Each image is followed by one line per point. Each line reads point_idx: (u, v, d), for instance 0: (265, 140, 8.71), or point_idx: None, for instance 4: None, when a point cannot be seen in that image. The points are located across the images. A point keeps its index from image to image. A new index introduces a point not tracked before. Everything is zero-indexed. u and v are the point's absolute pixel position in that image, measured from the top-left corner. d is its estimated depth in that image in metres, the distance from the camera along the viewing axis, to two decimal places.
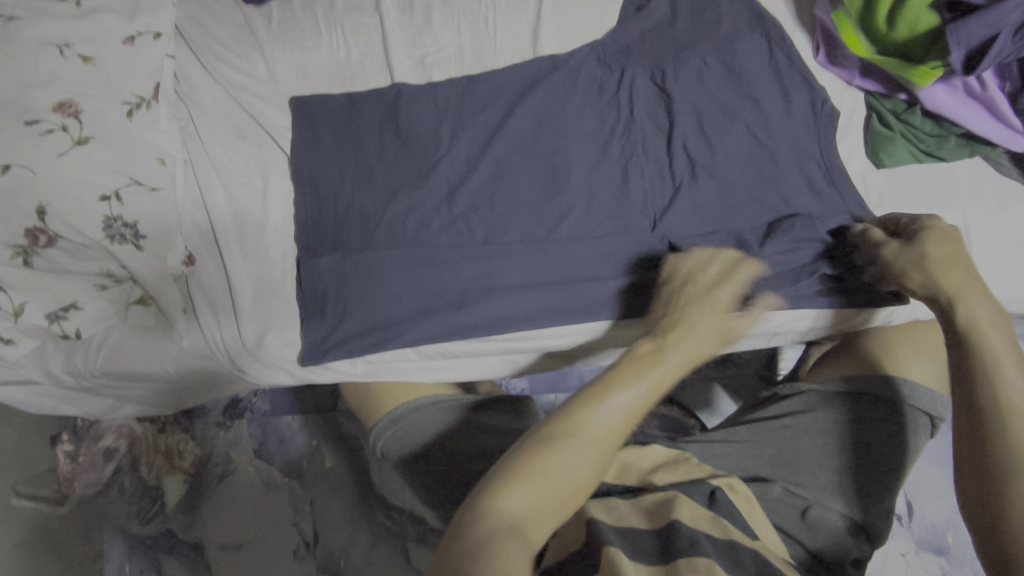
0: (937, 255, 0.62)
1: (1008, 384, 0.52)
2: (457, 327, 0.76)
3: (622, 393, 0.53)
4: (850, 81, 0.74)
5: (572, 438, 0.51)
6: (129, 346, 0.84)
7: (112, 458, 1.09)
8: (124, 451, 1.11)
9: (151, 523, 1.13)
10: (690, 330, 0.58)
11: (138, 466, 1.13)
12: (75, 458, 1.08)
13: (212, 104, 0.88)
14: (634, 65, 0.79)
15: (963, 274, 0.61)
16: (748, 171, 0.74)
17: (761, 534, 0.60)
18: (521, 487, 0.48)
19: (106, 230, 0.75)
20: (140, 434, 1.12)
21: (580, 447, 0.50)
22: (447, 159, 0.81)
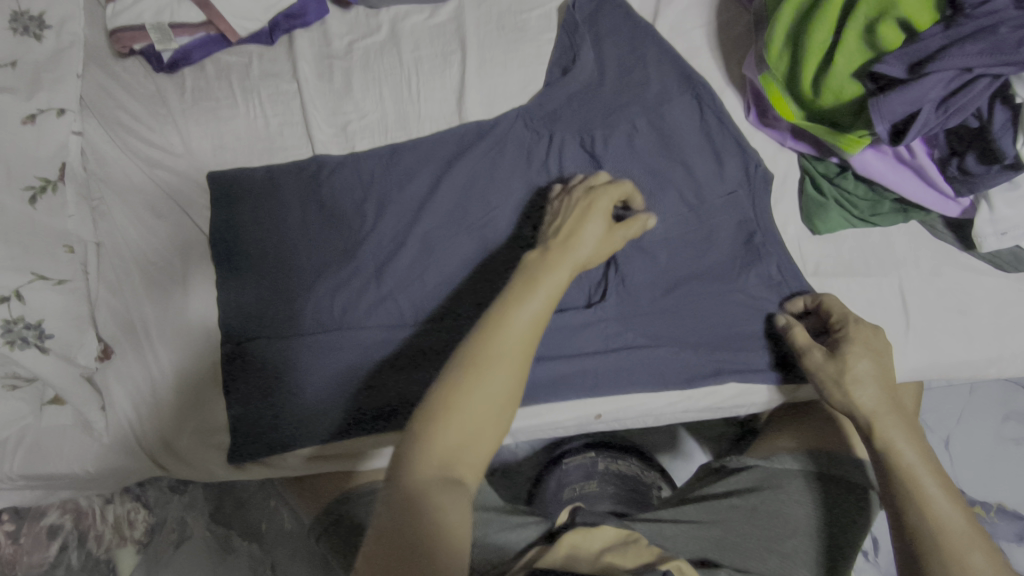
0: (860, 369, 0.61)
1: (931, 502, 0.53)
2: (394, 414, 0.75)
3: (523, 309, 0.53)
4: (783, 142, 0.72)
5: (487, 376, 0.50)
6: (47, 446, 0.79)
7: (58, 535, 0.98)
8: (70, 526, 1.00)
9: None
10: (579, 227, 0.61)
11: (86, 541, 1.02)
12: (17, 540, 0.95)
13: (125, 181, 0.83)
14: (563, 130, 0.76)
15: (880, 391, 0.60)
16: (684, 241, 0.71)
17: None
18: (452, 423, 0.49)
19: (4, 335, 0.71)
20: (86, 507, 1.02)
21: (498, 377, 0.50)
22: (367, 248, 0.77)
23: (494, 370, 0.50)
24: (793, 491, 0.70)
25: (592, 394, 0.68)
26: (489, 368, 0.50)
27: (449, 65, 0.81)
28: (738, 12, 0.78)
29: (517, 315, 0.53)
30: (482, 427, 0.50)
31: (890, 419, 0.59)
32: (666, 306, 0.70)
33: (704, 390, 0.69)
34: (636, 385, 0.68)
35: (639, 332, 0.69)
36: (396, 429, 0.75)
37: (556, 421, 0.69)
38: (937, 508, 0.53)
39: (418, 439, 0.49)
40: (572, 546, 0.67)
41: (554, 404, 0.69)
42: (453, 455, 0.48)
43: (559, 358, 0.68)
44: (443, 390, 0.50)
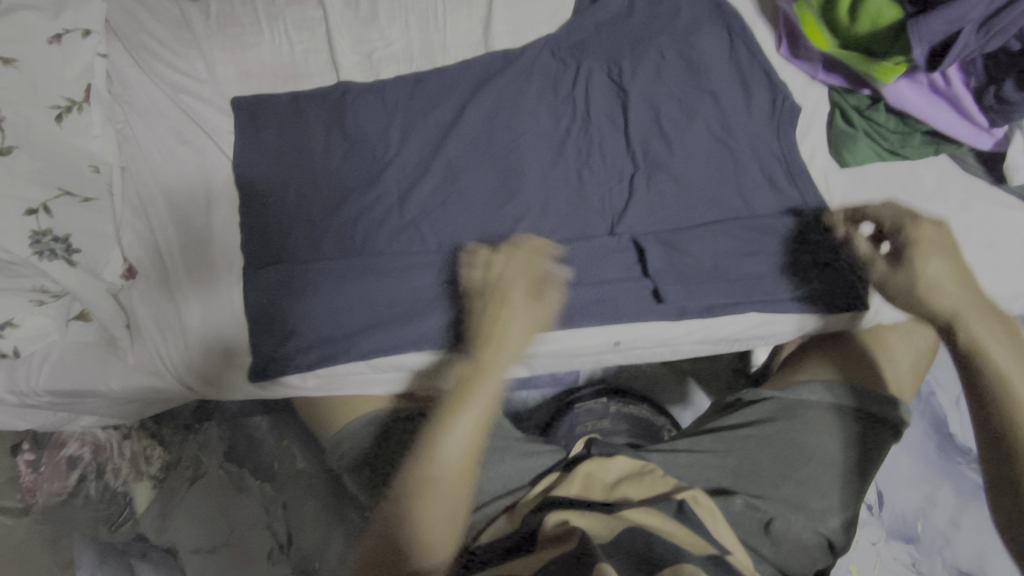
0: (937, 270, 0.54)
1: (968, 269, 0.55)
2: (410, 339, 0.74)
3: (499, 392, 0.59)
4: (813, 75, 0.71)
5: (469, 447, 0.56)
6: (70, 363, 0.80)
7: (76, 466, 1.08)
8: (89, 459, 1.09)
9: (120, 531, 1.07)
10: (498, 337, 0.61)
11: (105, 473, 1.09)
12: (37, 469, 1.06)
13: (150, 106, 0.83)
14: (590, 60, 0.75)
15: (958, 288, 0.54)
16: (710, 172, 0.71)
17: (729, 547, 0.60)
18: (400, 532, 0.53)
19: (33, 246, 0.71)
20: (104, 441, 1.10)
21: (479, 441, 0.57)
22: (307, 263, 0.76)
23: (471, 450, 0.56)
24: (806, 419, 0.70)
25: (607, 322, 0.69)
26: (465, 446, 0.56)
27: None
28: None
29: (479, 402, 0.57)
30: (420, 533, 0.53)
31: (933, 256, 0.55)
32: (690, 236, 0.70)
33: (723, 317, 0.69)
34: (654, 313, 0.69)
35: (666, 259, 0.69)
36: (415, 350, 0.74)
37: (574, 346, 0.71)
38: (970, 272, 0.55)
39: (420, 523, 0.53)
40: (588, 474, 0.67)
41: (573, 329, 0.70)
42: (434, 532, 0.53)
43: (580, 284, 0.70)
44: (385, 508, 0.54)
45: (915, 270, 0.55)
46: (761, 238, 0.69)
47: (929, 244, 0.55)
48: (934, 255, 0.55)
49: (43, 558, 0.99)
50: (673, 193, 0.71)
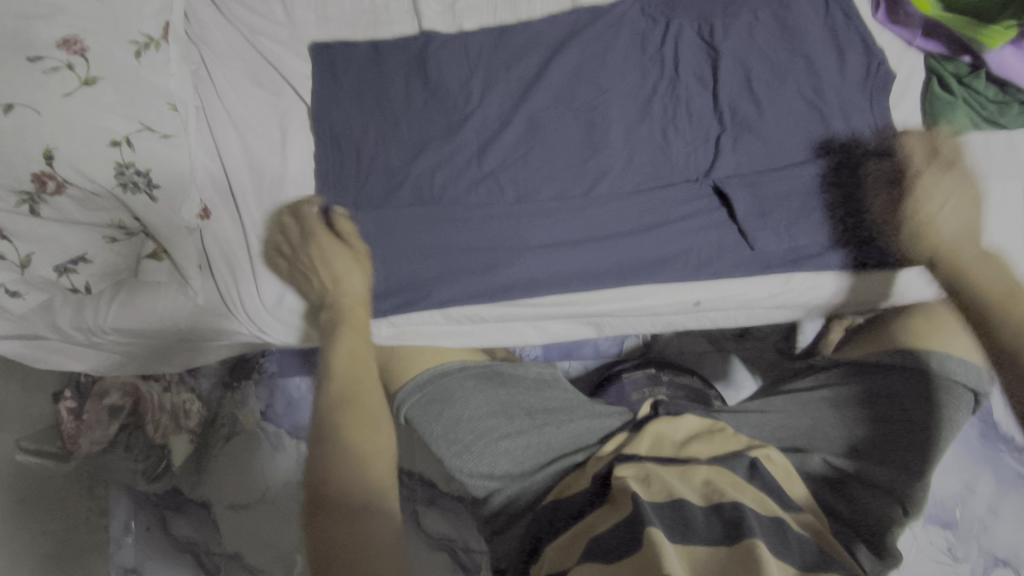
0: (936, 209, 0.59)
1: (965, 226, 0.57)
2: (488, 289, 0.72)
3: (329, 381, 0.58)
4: (911, 41, 0.72)
5: (355, 422, 0.54)
6: (139, 303, 0.81)
7: (118, 416, 1.03)
8: (130, 411, 1.05)
9: (158, 481, 1.05)
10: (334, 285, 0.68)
11: (144, 426, 1.05)
12: (79, 416, 1.02)
13: (226, 48, 0.82)
14: (680, 18, 0.75)
15: (952, 234, 0.56)
16: (801, 132, 0.70)
17: (804, 505, 0.59)
18: (358, 453, 0.52)
19: (117, 178, 0.71)
20: (145, 393, 1.04)
21: (362, 418, 0.54)
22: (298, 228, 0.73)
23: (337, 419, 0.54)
24: (875, 385, 0.70)
25: (686, 278, 0.69)
26: (329, 422, 0.54)
27: None
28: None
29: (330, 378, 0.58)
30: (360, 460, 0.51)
31: (933, 201, 0.59)
32: (781, 197, 0.69)
33: (807, 274, 0.68)
34: (739, 270, 0.69)
35: (757, 211, 0.68)
36: (490, 301, 0.72)
37: (652, 304, 0.71)
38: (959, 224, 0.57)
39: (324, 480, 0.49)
40: (657, 434, 0.66)
41: (656, 284, 0.70)
42: (367, 482, 0.50)
43: (662, 237, 0.70)
44: (355, 432, 0.53)
45: (916, 208, 0.60)
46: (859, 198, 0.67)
47: (928, 190, 0.60)
48: (935, 198, 0.59)
49: (79, 502, 1.03)
50: (762, 153, 0.70)
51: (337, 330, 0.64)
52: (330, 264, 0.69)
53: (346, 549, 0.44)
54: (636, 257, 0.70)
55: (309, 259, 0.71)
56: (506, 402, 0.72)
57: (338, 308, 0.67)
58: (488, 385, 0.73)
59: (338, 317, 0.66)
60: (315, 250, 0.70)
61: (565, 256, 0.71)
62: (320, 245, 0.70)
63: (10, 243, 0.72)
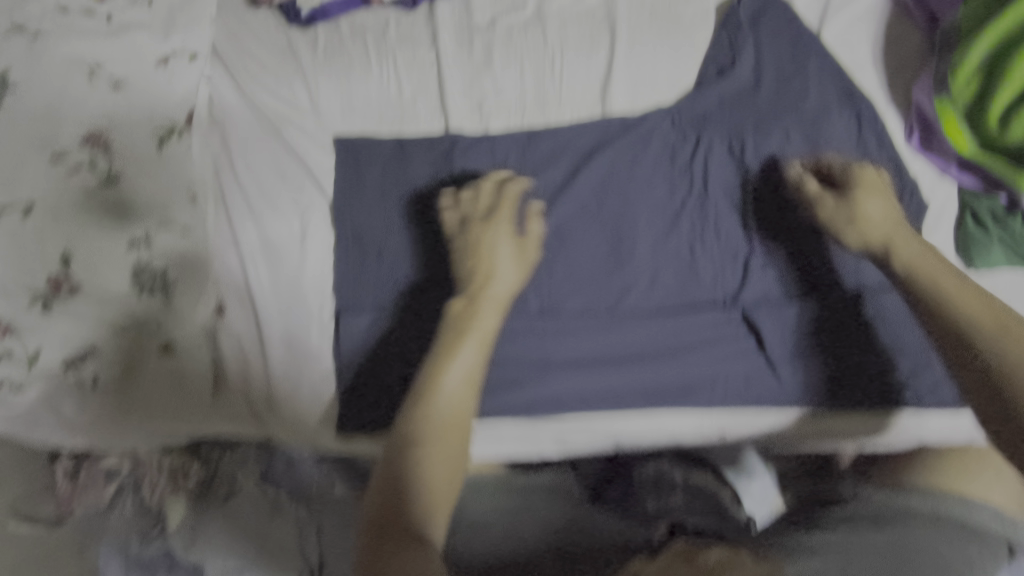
0: (873, 210, 0.66)
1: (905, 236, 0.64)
2: (517, 408, 0.71)
3: (442, 366, 0.57)
4: (945, 170, 0.72)
5: (439, 446, 0.53)
6: (149, 398, 0.76)
7: (114, 479, 0.95)
8: (127, 471, 0.96)
9: (150, 544, 0.97)
10: (487, 276, 0.66)
11: (141, 488, 0.96)
12: (75, 476, 0.94)
13: (249, 134, 0.79)
14: (711, 132, 0.75)
15: (885, 220, 0.65)
16: (824, 259, 0.73)
17: None
18: (434, 466, 0.52)
19: (133, 282, 0.71)
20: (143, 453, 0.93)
21: (452, 435, 0.54)
22: (448, 207, 0.72)
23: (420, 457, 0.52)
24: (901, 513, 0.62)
25: (710, 405, 0.70)
26: (413, 446, 0.52)
27: (596, 51, 0.78)
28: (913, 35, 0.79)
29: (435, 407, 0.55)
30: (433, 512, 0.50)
31: (871, 199, 0.67)
32: (801, 330, 0.71)
33: (829, 411, 0.71)
34: (762, 398, 0.70)
35: (782, 345, 0.71)
36: (513, 419, 0.72)
37: (671, 427, 0.71)
38: (903, 234, 0.64)
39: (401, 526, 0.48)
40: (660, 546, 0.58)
41: (681, 408, 0.70)
42: (426, 501, 0.50)
43: (690, 363, 0.71)
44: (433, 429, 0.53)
45: (856, 209, 0.66)
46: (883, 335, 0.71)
47: (869, 190, 0.67)
48: (871, 199, 0.67)
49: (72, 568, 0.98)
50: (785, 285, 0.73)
51: (470, 326, 0.61)
52: (495, 257, 0.67)
53: None
54: (662, 380, 0.71)
55: (461, 252, 0.68)
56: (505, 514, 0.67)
57: (484, 315, 0.62)
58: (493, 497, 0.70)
59: (487, 324, 0.62)
60: (471, 248, 0.68)
61: (590, 374, 0.71)
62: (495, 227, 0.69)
63: (18, 339, 0.70)
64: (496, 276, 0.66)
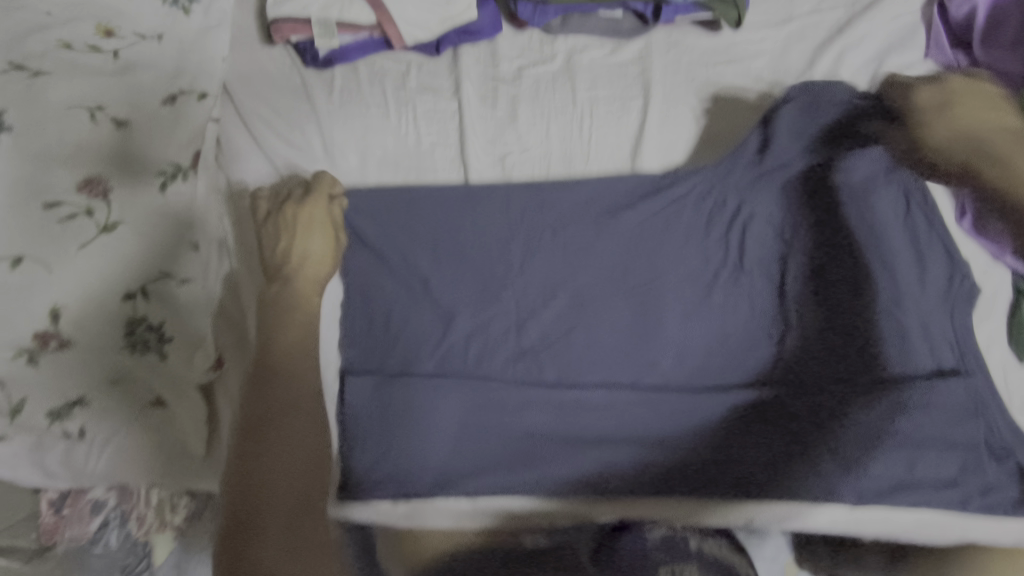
0: (926, 96, 0.62)
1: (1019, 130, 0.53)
2: (520, 486, 0.66)
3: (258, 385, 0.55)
4: (1000, 256, 0.68)
5: (261, 473, 0.51)
6: (135, 451, 0.73)
7: (100, 513, 0.90)
8: (112, 505, 0.91)
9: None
10: (277, 301, 0.62)
11: (128, 523, 0.93)
12: (59, 512, 0.89)
13: (257, 180, 0.77)
14: (751, 204, 0.71)
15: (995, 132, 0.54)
16: (872, 340, 0.66)
17: None
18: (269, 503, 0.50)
19: (127, 337, 0.66)
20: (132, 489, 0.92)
21: (273, 456, 0.52)
22: (266, 197, 0.70)
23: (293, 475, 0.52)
24: None
25: (738, 494, 0.62)
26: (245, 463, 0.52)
27: (627, 111, 0.74)
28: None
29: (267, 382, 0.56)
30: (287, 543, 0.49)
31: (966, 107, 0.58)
32: (843, 420, 0.64)
33: (881, 511, 0.61)
34: (800, 493, 0.62)
35: (821, 434, 0.63)
36: (523, 499, 0.65)
37: (701, 518, 0.62)
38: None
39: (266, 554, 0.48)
40: None
41: (706, 500, 0.63)
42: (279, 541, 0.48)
43: (711, 452, 0.64)
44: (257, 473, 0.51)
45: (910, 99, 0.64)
46: (945, 428, 0.62)
47: (921, 88, 0.64)
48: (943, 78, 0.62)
49: None
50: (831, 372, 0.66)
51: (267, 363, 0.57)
52: (299, 275, 0.64)
53: None
54: (682, 463, 0.64)
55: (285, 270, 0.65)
56: None
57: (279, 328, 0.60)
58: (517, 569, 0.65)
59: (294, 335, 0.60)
60: (279, 249, 0.66)
61: (594, 442, 0.66)
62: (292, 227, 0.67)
63: (1, 390, 0.66)
64: (328, 261, 0.67)
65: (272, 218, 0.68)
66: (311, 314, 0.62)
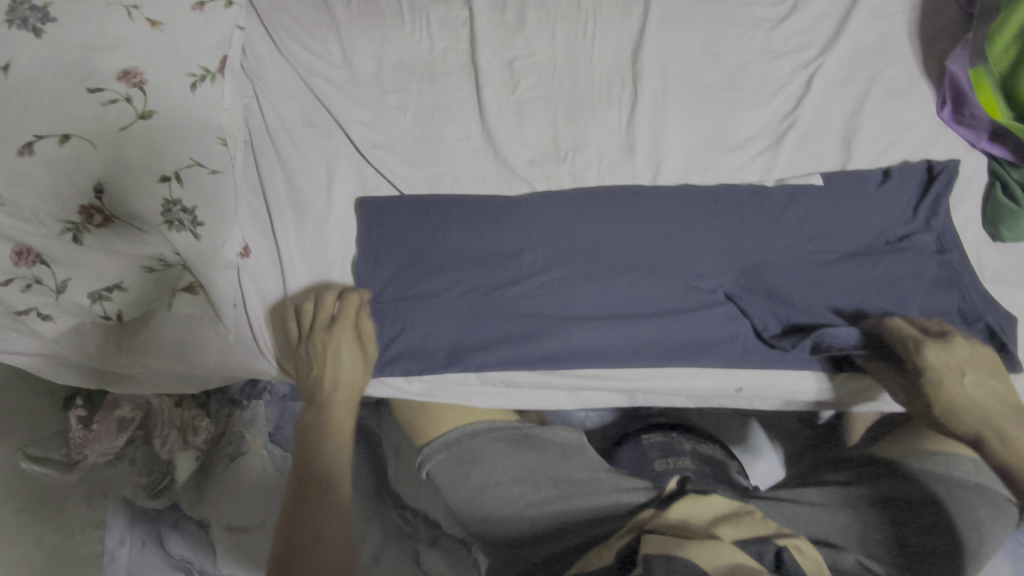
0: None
1: None
2: (527, 358, 0.72)
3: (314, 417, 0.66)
4: (975, 144, 0.69)
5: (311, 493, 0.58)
6: (168, 334, 0.80)
7: (126, 429, 0.97)
8: (139, 424, 0.99)
9: (158, 497, 1.04)
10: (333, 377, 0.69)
11: (151, 440, 1.00)
12: (88, 426, 0.95)
13: (281, 86, 0.82)
14: (748, 96, 0.74)
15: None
16: (861, 218, 0.69)
17: (738, 534, 0.62)
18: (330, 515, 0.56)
19: (164, 215, 0.71)
20: (156, 406, 0.99)
21: (309, 508, 0.56)
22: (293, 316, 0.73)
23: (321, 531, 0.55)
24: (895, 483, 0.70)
25: (732, 365, 0.69)
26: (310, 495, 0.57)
27: (630, 14, 0.78)
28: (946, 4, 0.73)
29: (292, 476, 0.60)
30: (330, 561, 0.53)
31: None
32: (830, 295, 0.68)
33: (849, 376, 0.69)
34: (783, 363, 0.69)
35: None
36: (529, 370, 0.73)
37: (694, 387, 0.70)
38: None
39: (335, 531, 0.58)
40: (682, 513, 0.64)
41: (697, 368, 0.70)
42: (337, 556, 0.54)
43: (708, 327, 0.69)
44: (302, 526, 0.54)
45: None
46: (924, 296, 0.66)
47: None
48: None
49: (78, 514, 1.03)
50: (794, 291, 0.68)
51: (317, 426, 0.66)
52: (337, 356, 0.70)
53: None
54: (674, 336, 0.70)
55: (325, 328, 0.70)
56: (535, 467, 0.70)
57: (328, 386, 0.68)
58: (516, 450, 0.72)
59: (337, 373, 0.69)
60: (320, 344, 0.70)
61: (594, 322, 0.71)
62: (338, 333, 0.70)
63: (49, 268, 0.72)
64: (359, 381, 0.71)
65: (309, 336, 0.71)
66: (353, 398, 0.70)
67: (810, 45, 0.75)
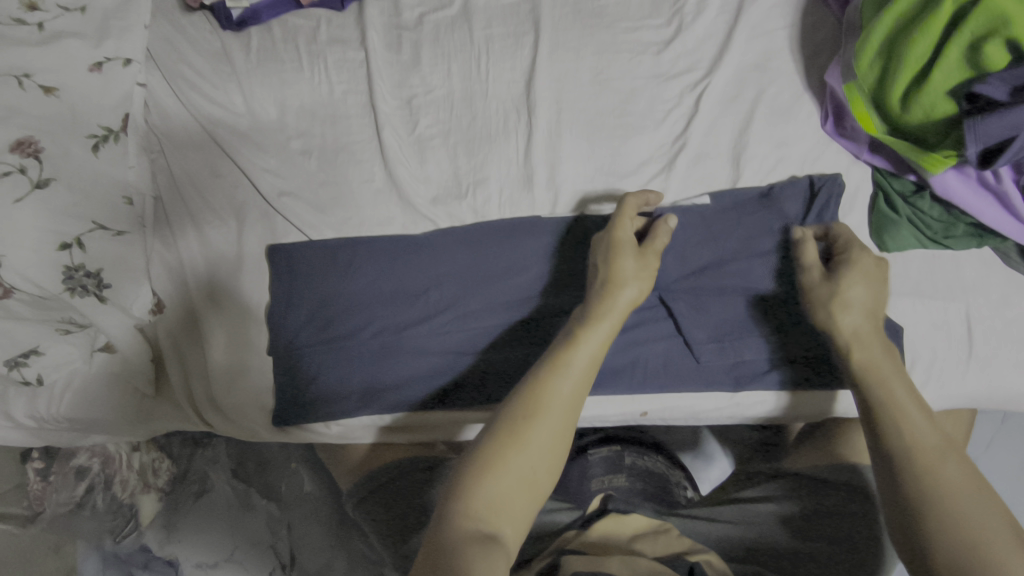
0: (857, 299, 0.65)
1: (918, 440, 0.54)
2: (439, 394, 0.74)
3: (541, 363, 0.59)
4: (857, 155, 0.74)
5: (502, 446, 0.52)
6: (94, 390, 0.80)
7: (85, 477, 0.97)
8: (98, 471, 0.97)
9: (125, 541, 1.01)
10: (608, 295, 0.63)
11: (112, 485, 0.98)
12: (46, 478, 0.97)
13: (186, 138, 0.82)
14: (638, 122, 0.77)
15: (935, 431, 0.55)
16: (748, 236, 0.73)
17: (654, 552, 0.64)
18: (506, 466, 0.51)
19: (66, 282, 0.70)
20: (114, 453, 0.97)
21: (512, 459, 0.52)
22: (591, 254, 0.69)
23: (499, 482, 0.51)
24: (810, 497, 0.72)
25: (639, 387, 0.72)
26: (520, 432, 0.53)
27: (521, 46, 0.80)
28: (823, 16, 0.78)
29: (551, 405, 0.55)
30: (525, 489, 0.52)
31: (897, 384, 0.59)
32: (726, 315, 0.72)
33: (752, 391, 0.72)
34: (686, 381, 0.72)
35: (701, 327, 0.72)
36: (443, 407, 0.75)
37: (599, 413, 0.73)
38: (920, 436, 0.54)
39: (454, 495, 0.50)
40: (603, 533, 0.67)
41: (605, 394, 0.73)
42: (514, 485, 0.51)
43: (614, 350, 0.72)
44: (485, 450, 0.52)
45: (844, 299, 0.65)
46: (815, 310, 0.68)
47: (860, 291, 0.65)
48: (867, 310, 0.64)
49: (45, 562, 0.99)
50: (690, 310, 0.72)
51: (555, 365, 0.58)
52: (621, 262, 0.65)
53: (469, 536, 0.47)
54: None
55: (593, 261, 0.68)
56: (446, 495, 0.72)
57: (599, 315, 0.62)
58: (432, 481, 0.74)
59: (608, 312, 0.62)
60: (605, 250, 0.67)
61: (501, 354, 0.74)
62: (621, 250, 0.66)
63: None
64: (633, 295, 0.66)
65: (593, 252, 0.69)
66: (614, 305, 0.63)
67: (696, 65, 0.79)
